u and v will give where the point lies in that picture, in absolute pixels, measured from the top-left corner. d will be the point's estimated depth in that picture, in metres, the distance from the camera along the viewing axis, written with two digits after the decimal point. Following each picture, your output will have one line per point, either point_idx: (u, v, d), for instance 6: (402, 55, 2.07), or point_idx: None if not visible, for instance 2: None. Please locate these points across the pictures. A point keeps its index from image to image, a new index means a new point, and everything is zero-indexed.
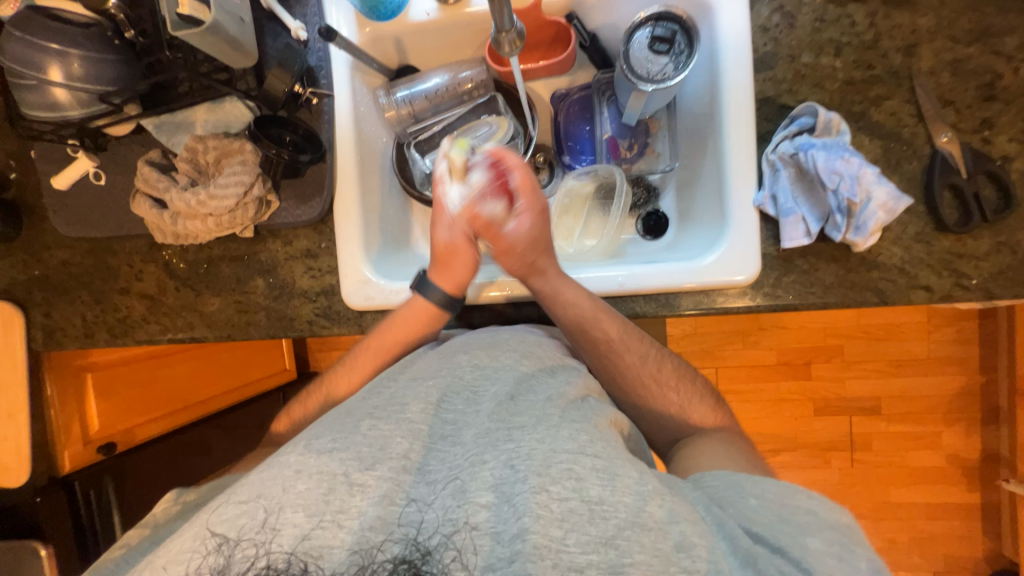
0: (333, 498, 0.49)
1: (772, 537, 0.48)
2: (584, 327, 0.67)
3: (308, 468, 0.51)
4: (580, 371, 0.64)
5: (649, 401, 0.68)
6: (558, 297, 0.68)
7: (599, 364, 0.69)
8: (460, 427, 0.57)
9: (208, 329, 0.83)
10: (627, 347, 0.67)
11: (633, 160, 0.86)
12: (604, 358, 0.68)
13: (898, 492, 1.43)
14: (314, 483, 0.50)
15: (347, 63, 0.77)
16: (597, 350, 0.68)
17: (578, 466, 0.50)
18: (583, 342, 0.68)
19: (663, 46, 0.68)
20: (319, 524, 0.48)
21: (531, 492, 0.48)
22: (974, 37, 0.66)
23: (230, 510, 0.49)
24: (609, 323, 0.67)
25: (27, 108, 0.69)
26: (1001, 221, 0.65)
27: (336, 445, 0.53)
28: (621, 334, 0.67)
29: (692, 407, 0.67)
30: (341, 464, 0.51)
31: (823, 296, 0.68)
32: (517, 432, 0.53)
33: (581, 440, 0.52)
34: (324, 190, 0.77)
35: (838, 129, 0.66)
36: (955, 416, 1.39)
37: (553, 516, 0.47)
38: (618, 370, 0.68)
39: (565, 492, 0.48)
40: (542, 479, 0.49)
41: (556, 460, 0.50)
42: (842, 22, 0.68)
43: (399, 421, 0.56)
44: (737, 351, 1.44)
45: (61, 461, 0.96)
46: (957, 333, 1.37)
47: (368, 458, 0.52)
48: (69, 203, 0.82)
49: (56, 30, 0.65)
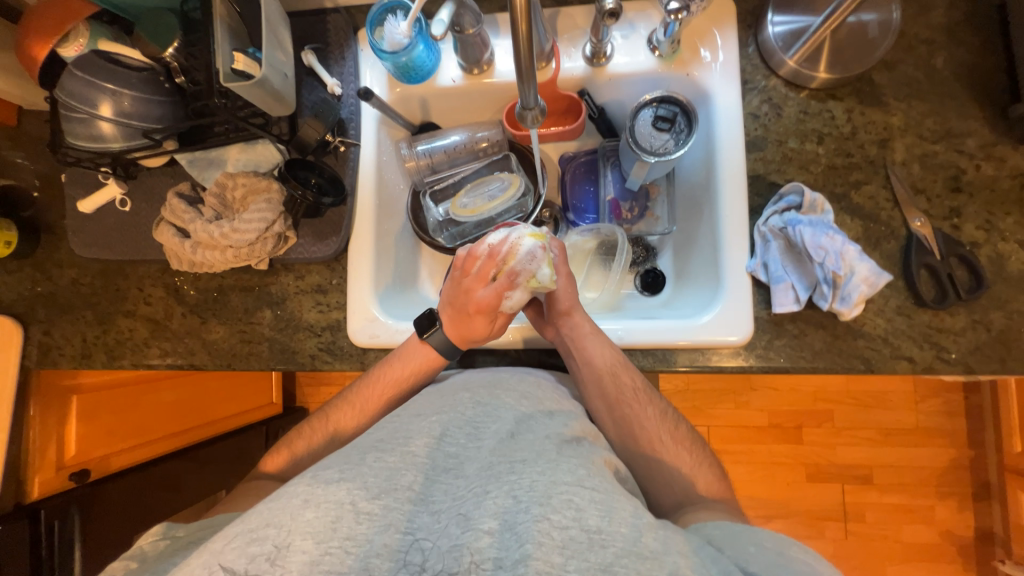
0: (340, 526, 0.49)
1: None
2: (615, 373, 0.69)
3: (316, 497, 0.51)
4: (575, 414, 0.65)
5: (645, 457, 0.68)
6: (596, 346, 0.71)
7: (617, 417, 0.70)
8: (462, 461, 0.57)
9: (209, 357, 0.84)
10: (647, 400, 0.69)
11: (633, 221, 0.92)
12: (624, 408, 0.69)
13: (894, 568, 1.39)
14: (321, 511, 0.50)
15: (375, 118, 0.84)
16: (619, 400, 0.69)
17: (578, 497, 0.50)
18: (607, 389, 0.69)
19: (665, 125, 0.76)
20: (326, 550, 0.48)
21: (533, 520, 0.48)
22: (939, 136, 0.74)
23: (240, 537, 0.48)
24: (631, 375, 0.70)
25: (72, 137, 0.73)
26: (975, 300, 0.69)
27: (344, 475, 0.53)
28: (641, 388, 0.69)
29: (691, 462, 0.68)
30: (348, 493, 0.51)
31: (813, 361, 0.71)
32: (519, 465, 0.53)
33: (580, 473, 0.52)
34: (342, 231, 0.80)
35: (822, 209, 0.72)
36: (947, 490, 1.39)
37: (555, 544, 0.47)
38: (635, 421, 0.69)
39: (565, 520, 0.48)
40: (543, 508, 0.49)
41: (556, 491, 0.50)
42: (823, 115, 0.76)
43: (402, 451, 0.56)
44: (729, 411, 1.45)
45: (31, 488, 0.92)
46: (944, 405, 1.39)
47: (373, 487, 0.52)
48: (90, 226, 0.85)
49: (113, 72, 0.71)
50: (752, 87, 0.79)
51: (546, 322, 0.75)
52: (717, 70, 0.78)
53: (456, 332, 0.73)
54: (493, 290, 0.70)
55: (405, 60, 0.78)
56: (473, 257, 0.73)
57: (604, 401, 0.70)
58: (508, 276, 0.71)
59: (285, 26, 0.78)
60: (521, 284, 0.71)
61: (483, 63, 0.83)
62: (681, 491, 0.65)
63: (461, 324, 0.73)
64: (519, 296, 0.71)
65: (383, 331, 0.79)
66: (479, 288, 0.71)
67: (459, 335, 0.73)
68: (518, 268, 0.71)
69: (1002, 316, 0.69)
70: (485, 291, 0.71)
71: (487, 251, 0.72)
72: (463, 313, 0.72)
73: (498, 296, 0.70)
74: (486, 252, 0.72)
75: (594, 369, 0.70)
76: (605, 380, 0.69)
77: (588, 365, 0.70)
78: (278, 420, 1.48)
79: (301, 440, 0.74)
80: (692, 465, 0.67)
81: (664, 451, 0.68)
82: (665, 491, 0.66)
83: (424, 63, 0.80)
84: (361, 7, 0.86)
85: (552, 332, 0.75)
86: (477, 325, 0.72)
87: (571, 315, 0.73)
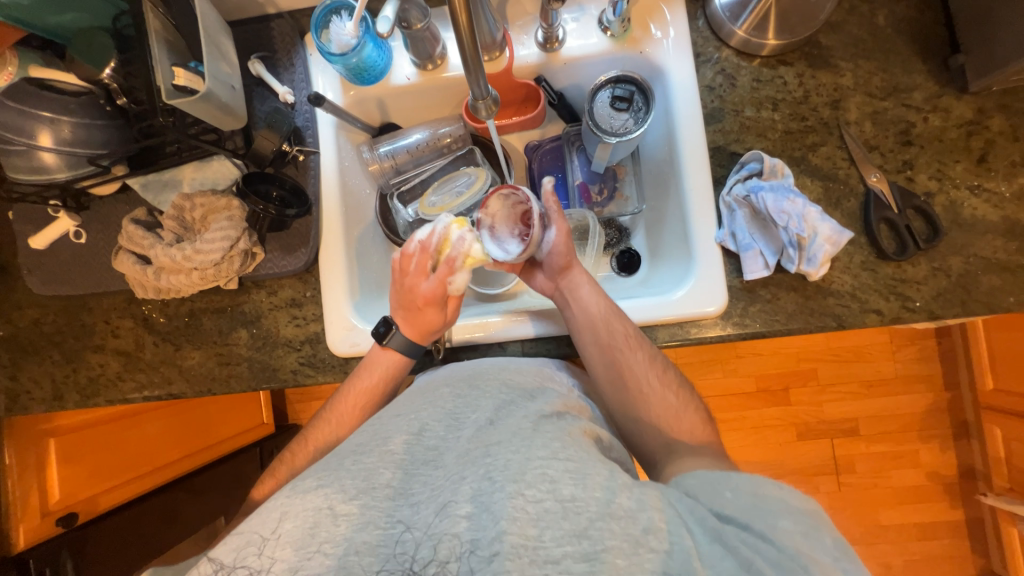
0: (319, 532, 0.50)
1: (742, 519, 0.49)
2: (609, 319, 0.70)
3: (294, 508, 0.52)
4: (557, 392, 0.65)
5: (634, 399, 0.68)
6: (591, 295, 0.72)
7: (608, 365, 0.69)
8: (441, 452, 0.57)
9: (186, 384, 0.82)
10: (638, 347, 0.70)
11: (604, 204, 0.92)
12: (615, 353, 0.69)
13: (886, 513, 1.44)
14: (299, 520, 0.51)
15: (332, 124, 0.82)
16: (611, 346, 0.69)
17: (551, 469, 0.50)
18: (600, 335, 0.70)
19: (623, 104, 0.76)
20: (306, 555, 0.49)
21: (508, 497, 0.49)
22: (887, 93, 0.76)
23: (230, 542, 0.51)
24: (623, 323, 0.71)
25: (13, 171, 0.70)
26: (933, 248, 0.72)
27: (321, 482, 0.54)
28: (632, 335, 0.70)
29: (678, 411, 0.67)
30: (326, 497, 0.52)
31: (787, 323, 0.73)
32: (493, 447, 0.54)
33: (554, 446, 0.52)
34: (310, 241, 0.79)
35: (782, 173, 0.74)
36: (929, 433, 1.44)
37: (529, 517, 0.48)
38: (626, 369, 0.69)
39: (539, 493, 0.49)
40: (518, 484, 0.50)
41: (529, 467, 0.51)
42: (776, 82, 0.78)
43: (380, 452, 0.57)
44: (718, 380, 1.48)
45: (16, 537, 0.89)
46: (919, 352, 1.45)
47: (351, 488, 0.53)
48: (45, 262, 0.81)
49: (48, 100, 0.67)
50: (706, 60, 0.79)
51: (545, 278, 0.77)
52: (669, 46, 0.78)
53: (412, 330, 0.73)
54: (436, 280, 0.70)
55: (355, 61, 0.76)
56: (407, 256, 0.72)
57: (597, 347, 0.70)
58: (447, 264, 0.71)
59: (226, 36, 0.75)
60: (461, 266, 0.71)
61: (436, 58, 0.82)
62: (666, 429, 0.66)
63: (415, 321, 0.73)
64: (461, 278, 0.72)
65: (362, 338, 0.78)
66: (421, 282, 0.71)
67: (417, 332, 0.73)
68: (455, 254, 0.71)
69: (959, 261, 0.72)
70: (428, 284, 0.71)
71: (418, 247, 0.72)
72: (412, 309, 0.72)
73: (441, 285, 0.71)
74: (418, 248, 0.72)
75: (588, 316, 0.71)
76: (599, 325, 0.70)
77: (582, 313, 0.72)
78: (272, 440, 1.46)
79: (286, 465, 0.73)
80: (679, 406, 0.67)
81: (651, 392, 0.68)
82: (652, 434, 0.67)
83: (376, 62, 0.79)
84: (305, 10, 0.84)
85: (548, 288, 0.77)
86: (430, 317, 0.72)
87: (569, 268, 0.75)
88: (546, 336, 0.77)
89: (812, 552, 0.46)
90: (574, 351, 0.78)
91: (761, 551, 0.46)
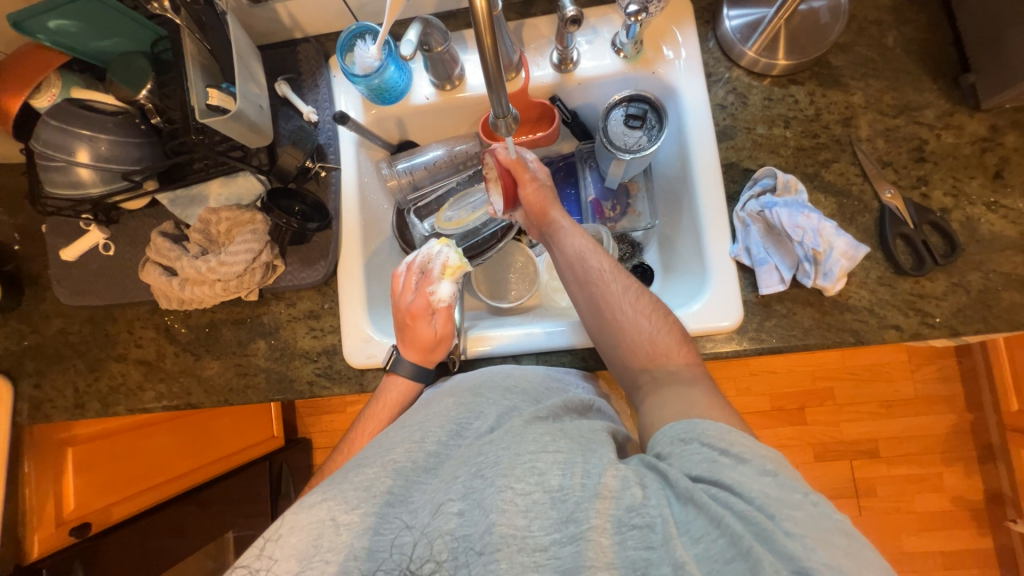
0: (322, 542, 0.50)
1: (713, 477, 0.48)
2: (586, 254, 0.73)
3: (299, 522, 0.51)
4: (561, 394, 0.64)
5: (609, 328, 0.68)
6: (572, 235, 0.75)
7: (587, 299, 0.70)
8: (442, 460, 0.57)
9: (205, 395, 0.83)
10: (615, 279, 0.70)
11: (616, 220, 0.94)
12: (592, 287, 0.70)
13: (911, 540, 1.39)
14: (304, 533, 0.50)
15: (353, 141, 0.85)
16: (588, 280, 0.71)
17: (540, 462, 0.52)
18: (577, 271, 0.73)
19: (637, 122, 0.78)
20: (309, 565, 0.49)
21: (498, 490, 0.50)
22: (898, 110, 0.77)
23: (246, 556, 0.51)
24: (602, 258, 0.72)
25: (50, 186, 0.73)
26: (951, 264, 0.71)
27: (325, 494, 0.53)
28: (610, 269, 0.71)
29: (663, 347, 0.65)
30: (329, 508, 0.52)
31: (804, 338, 0.72)
32: (486, 446, 0.55)
33: (544, 441, 0.54)
34: (329, 255, 0.81)
35: (796, 189, 0.74)
36: (952, 456, 1.40)
37: (518, 508, 0.49)
38: (603, 300, 0.69)
39: (527, 486, 0.50)
40: (508, 479, 0.51)
41: (520, 460, 0.52)
42: (787, 100, 0.79)
43: (382, 459, 0.56)
44: (733, 398, 1.46)
45: (31, 547, 0.89)
46: (939, 371, 1.42)
47: (353, 499, 0.52)
48: (74, 274, 0.84)
49: (87, 118, 0.71)
50: (717, 79, 0.81)
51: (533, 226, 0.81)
52: (681, 66, 0.80)
53: (412, 353, 0.74)
54: (419, 293, 0.74)
55: (378, 82, 0.79)
56: (396, 279, 0.77)
57: (577, 284, 0.72)
58: (428, 277, 0.75)
59: (256, 60, 0.79)
60: (440, 276, 0.75)
61: (454, 79, 0.84)
62: (642, 352, 0.65)
63: (411, 342, 0.74)
64: (443, 287, 0.75)
65: (378, 350, 0.79)
66: (407, 297, 0.75)
67: (417, 353, 0.74)
68: (433, 266, 0.76)
69: (979, 276, 0.71)
70: (413, 299, 0.75)
71: (404, 269, 0.77)
72: (405, 328, 0.74)
73: (425, 297, 0.74)
74: (404, 270, 0.78)
75: (568, 254, 0.74)
76: (577, 262, 0.73)
77: (563, 252, 0.75)
78: (282, 453, 1.47)
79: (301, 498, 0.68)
80: (654, 330, 0.66)
81: (625, 317, 0.67)
82: (631, 361, 0.66)
83: (397, 83, 0.82)
84: (329, 35, 0.88)
85: (541, 237, 0.81)
86: (422, 334, 0.73)
87: (550, 212, 0.78)
88: (562, 347, 0.76)
89: (784, 503, 0.45)
90: (589, 364, 0.78)
91: (734, 504, 0.46)
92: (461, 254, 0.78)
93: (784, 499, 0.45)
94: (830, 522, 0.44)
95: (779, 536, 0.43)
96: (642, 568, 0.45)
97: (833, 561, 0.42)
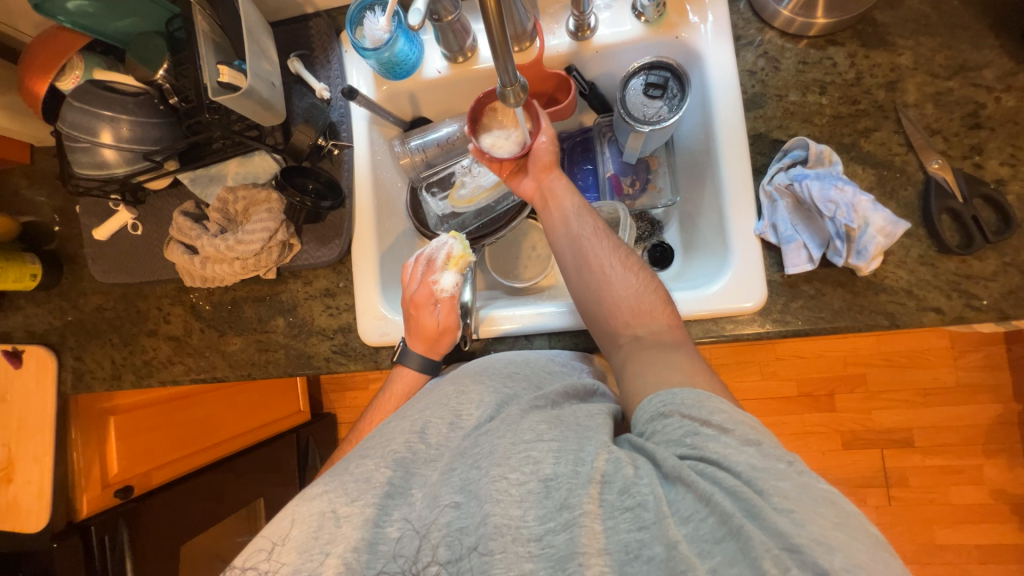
0: (321, 533, 0.51)
1: (699, 452, 0.46)
2: (579, 210, 0.72)
3: (300, 515, 0.52)
4: (564, 378, 0.63)
5: (596, 284, 0.66)
6: (566, 193, 0.74)
7: (575, 252, 0.69)
8: (442, 453, 0.57)
9: (229, 369, 0.86)
10: (607, 237, 0.69)
11: (636, 196, 0.90)
12: (581, 242, 0.69)
13: (943, 533, 1.34)
14: (304, 525, 0.51)
15: (365, 118, 0.84)
16: (578, 234, 0.70)
17: (535, 451, 0.52)
18: (569, 225, 0.71)
19: (656, 92, 0.73)
20: (309, 557, 0.49)
21: (492, 480, 0.50)
22: (952, 71, 0.69)
23: (252, 553, 0.51)
24: (595, 217, 0.72)
25: (77, 167, 0.75)
26: (1004, 241, 0.65)
27: (326, 488, 0.54)
28: (604, 228, 0.70)
29: (650, 307, 0.63)
30: (329, 500, 0.52)
31: (833, 321, 0.68)
32: (484, 437, 0.55)
33: (540, 429, 0.54)
34: (343, 233, 0.81)
35: (830, 160, 0.69)
36: (994, 448, 1.32)
37: (513, 498, 0.49)
38: (591, 253, 0.68)
39: (522, 476, 0.50)
40: (502, 468, 0.51)
41: (516, 450, 0.52)
42: (824, 63, 0.73)
43: (382, 449, 0.57)
44: (756, 382, 1.42)
45: (80, 506, 0.95)
46: (985, 359, 1.33)
47: (353, 490, 0.53)
48: (106, 253, 0.87)
49: (109, 99, 0.72)
50: (747, 42, 0.76)
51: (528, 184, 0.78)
52: (708, 29, 0.75)
53: (417, 343, 0.74)
54: (422, 283, 0.74)
55: (388, 55, 0.77)
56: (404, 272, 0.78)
57: (567, 237, 0.71)
58: (433, 265, 0.75)
59: (267, 35, 0.79)
60: (444, 268, 0.75)
61: (467, 50, 0.82)
62: (626, 310, 0.63)
63: (417, 334, 0.74)
64: (448, 278, 0.74)
65: (392, 329, 0.80)
66: (412, 286, 0.75)
67: (422, 345, 0.74)
68: (438, 255, 0.76)
69: None
70: (417, 288, 0.75)
71: (412, 262, 0.77)
72: (411, 320, 0.75)
73: (428, 287, 0.74)
74: (412, 263, 0.78)
75: (563, 210, 0.73)
76: (571, 217, 0.72)
77: (556, 208, 0.74)
78: (308, 426, 1.53)
79: None
80: (641, 289, 0.64)
81: (613, 273, 0.66)
82: (614, 320, 0.64)
83: (407, 56, 0.80)
84: (341, 9, 0.86)
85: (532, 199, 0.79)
86: (427, 325, 0.73)
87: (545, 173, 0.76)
88: (575, 328, 0.75)
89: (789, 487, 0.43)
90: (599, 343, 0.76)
91: (728, 488, 0.44)
92: (466, 245, 0.77)
93: (769, 470, 0.44)
94: (837, 507, 0.42)
95: (771, 515, 0.41)
96: (635, 550, 0.45)
97: (828, 539, 0.40)
